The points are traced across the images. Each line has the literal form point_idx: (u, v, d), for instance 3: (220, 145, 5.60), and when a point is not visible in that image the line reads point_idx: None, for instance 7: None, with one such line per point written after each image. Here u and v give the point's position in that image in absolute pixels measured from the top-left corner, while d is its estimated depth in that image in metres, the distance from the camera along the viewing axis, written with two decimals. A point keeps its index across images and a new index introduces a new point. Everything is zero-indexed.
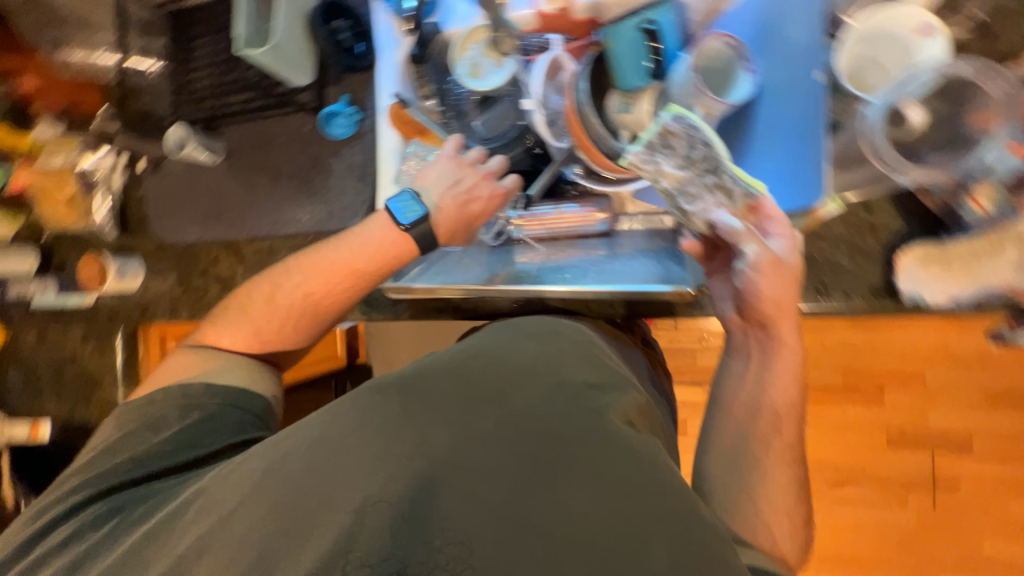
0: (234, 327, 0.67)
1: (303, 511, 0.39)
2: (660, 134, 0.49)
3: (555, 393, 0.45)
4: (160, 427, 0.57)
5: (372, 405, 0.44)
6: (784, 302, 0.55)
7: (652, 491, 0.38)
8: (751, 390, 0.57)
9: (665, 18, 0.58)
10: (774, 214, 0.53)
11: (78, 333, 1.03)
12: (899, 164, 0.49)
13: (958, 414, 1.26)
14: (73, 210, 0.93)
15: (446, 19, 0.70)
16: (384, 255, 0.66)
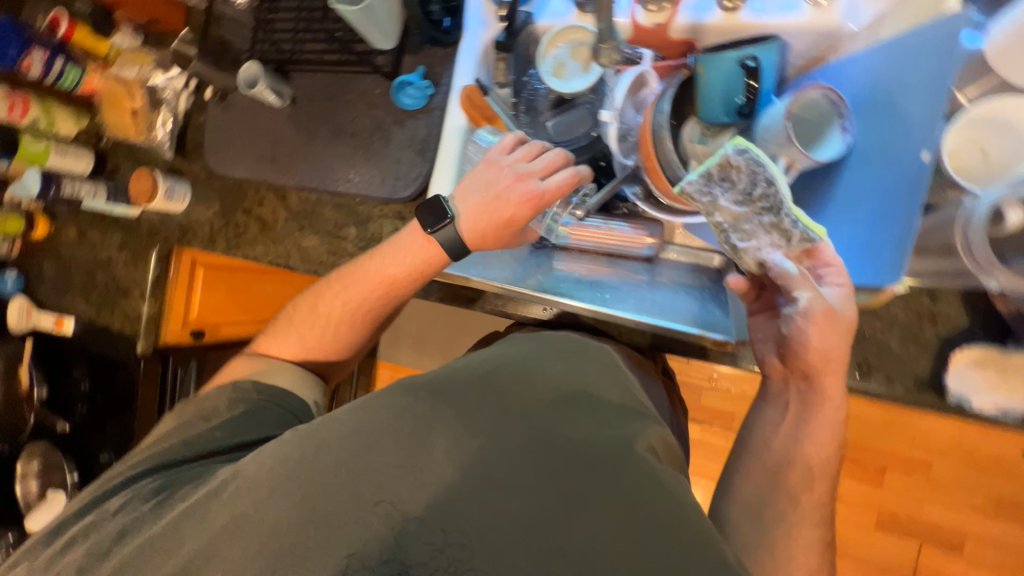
0: (285, 337, 0.71)
1: (337, 504, 0.43)
2: (721, 165, 0.49)
3: (580, 415, 0.49)
4: (204, 418, 0.59)
5: (405, 405, 0.49)
6: (832, 356, 0.52)
7: (669, 521, 0.41)
8: (785, 441, 0.57)
9: (767, 58, 0.58)
10: (834, 262, 0.51)
11: (116, 241, 1.05)
12: (988, 266, 0.48)
13: (955, 513, 1.23)
14: (134, 122, 0.94)
15: (540, 11, 0.70)
16: (412, 268, 0.68)
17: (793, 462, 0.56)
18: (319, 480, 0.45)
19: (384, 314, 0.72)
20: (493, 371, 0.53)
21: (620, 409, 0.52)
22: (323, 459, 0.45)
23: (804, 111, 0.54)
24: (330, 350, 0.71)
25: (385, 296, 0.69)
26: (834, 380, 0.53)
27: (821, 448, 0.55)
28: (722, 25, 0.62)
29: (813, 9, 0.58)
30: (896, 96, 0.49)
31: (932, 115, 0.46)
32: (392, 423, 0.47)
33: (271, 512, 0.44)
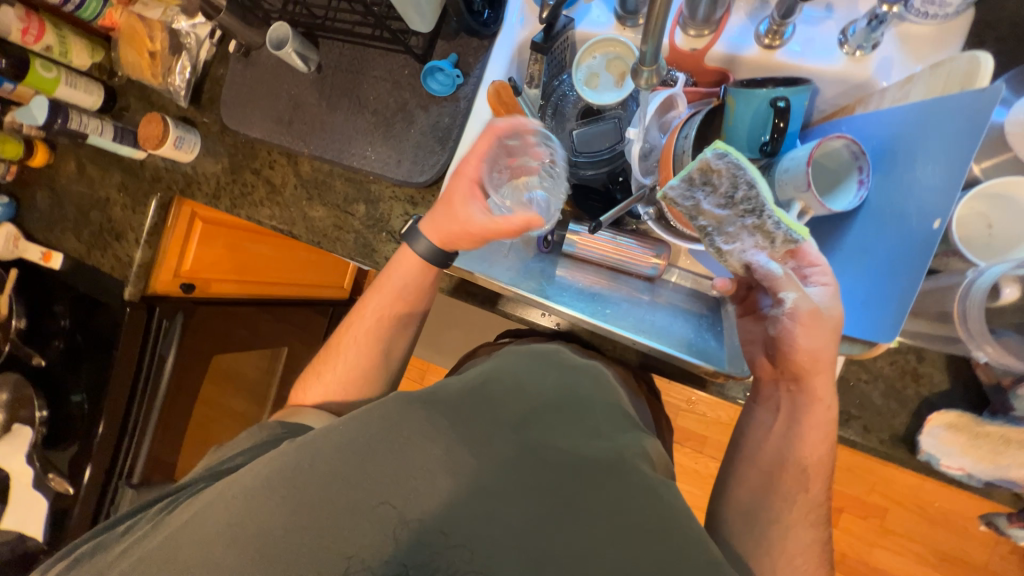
0: (313, 388, 0.74)
1: (333, 514, 0.45)
2: (701, 169, 0.51)
3: (570, 427, 0.54)
4: (227, 452, 0.61)
5: (403, 415, 0.51)
6: (820, 357, 0.54)
7: (655, 530, 0.44)
8: (774, 448, 0.60)
9: (796, 100, 0.58)
10: (818, 262, 0.53)
11: (116, 181, 1.04)
12: (978, 335, 0.49)
13: (901, 560, 1.28)
14: (151, 65, 0.92)
15: (580, 17, 0.69)
16: (411, 280, 0.73)
17: (786, 464, 0.59)
18: (318, 480, 0.46)
19: (400, 339, 0.77)
20: (486, 385, 0.57)
21: (608, 422, 0.56)
22: (325, 461, 0.47)
23: (825, 159, 0.56)
24: (352, 384, 0.74)
25: (393, 313, 0.75)
26: (822, 380, 0.55)
27: (814, 448, 0.57)
28: (758, 60, 0.62)
29: (849, 59, 0.59)
30: (914, 152, 0.50)
31: (947, 184, 0.46)
32: (395, 429, 0.49)
33: (268, 510, 0.45)
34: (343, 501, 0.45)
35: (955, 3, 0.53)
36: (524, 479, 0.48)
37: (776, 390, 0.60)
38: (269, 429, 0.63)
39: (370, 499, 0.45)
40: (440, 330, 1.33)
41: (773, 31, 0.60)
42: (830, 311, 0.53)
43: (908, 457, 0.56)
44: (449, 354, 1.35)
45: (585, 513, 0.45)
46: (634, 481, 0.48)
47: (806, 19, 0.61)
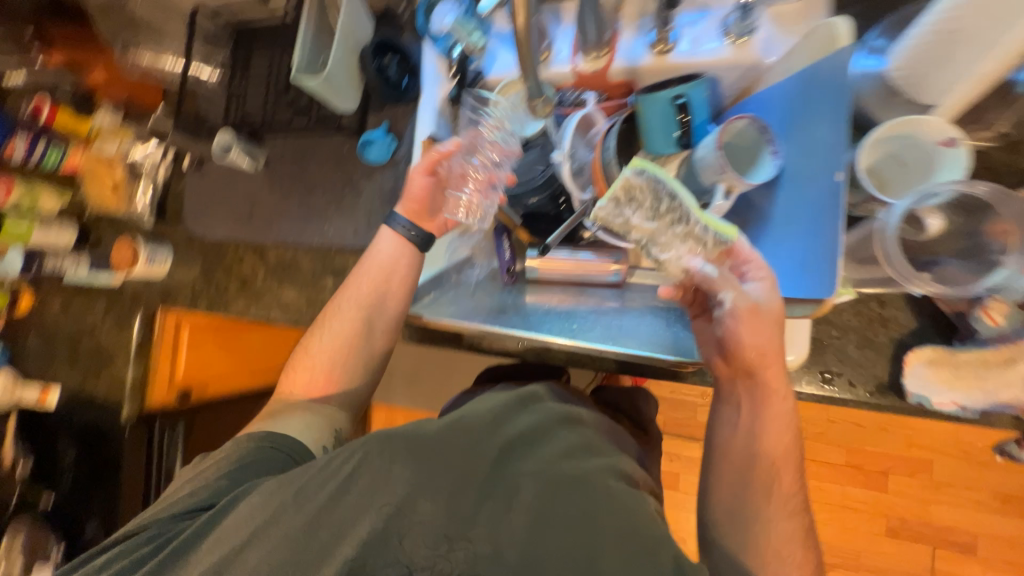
0: (307, 376, 0.75)
1: (313, 545, 0.45)
2: (625, 188, 0.54)
3: (539, 454, 0.49)
4: (204, 467, 0.64)
5: (378, 453, 0.48)
6: (767, 349, 0.55)
7: (613, 532, 0.43)
8: (745, 440, 0.59)
9: (696, 93, 0.61)
10: (753, 257, 0.55)
11: (101, 308, 1.05)
12: (911, 275, 0.46)
13: (962, 512, 1.22)
14: (116, 196, 0.97)
15: (489, 64, 0.70)
16: (394, 270, 0.75)
17: (755, 457, 0.58)
18: (305, 517, 0.46)
19: (387, 322, 0.76)
20: (461, 418, 0.52)
21: (583, 448, 0.50)
22: (315, 488, 0.48)
23: (736, 139, 0.58)
24: (340, 378, 0.76)
25: (373, 306, 0.75)
26: (773, 371, 0.56)
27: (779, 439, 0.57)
28: (654, 67, 0.65)
29: (734, 47, 0.61)
30: (808, 118, 0.55)
31: (834, 140, 0.52)
32: (373, 464, 0.47)
33: (266, 547, 0.46)
34: (329, 527, 0.45)
35: None
36: (494, 492, 0.46)
37: (734, 386, 0.60)
38: (248, 453, 0.64)
39: (356, 509, 0.46)
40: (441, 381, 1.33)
41: (660, 39, 0.63)
42: (769, 304, 0.54)
43: (904, 403, 0.55)
44: None
45: (560, 526, 0.43)
46: (606, 503, 0.45)
47: (689, 22, 0.64)
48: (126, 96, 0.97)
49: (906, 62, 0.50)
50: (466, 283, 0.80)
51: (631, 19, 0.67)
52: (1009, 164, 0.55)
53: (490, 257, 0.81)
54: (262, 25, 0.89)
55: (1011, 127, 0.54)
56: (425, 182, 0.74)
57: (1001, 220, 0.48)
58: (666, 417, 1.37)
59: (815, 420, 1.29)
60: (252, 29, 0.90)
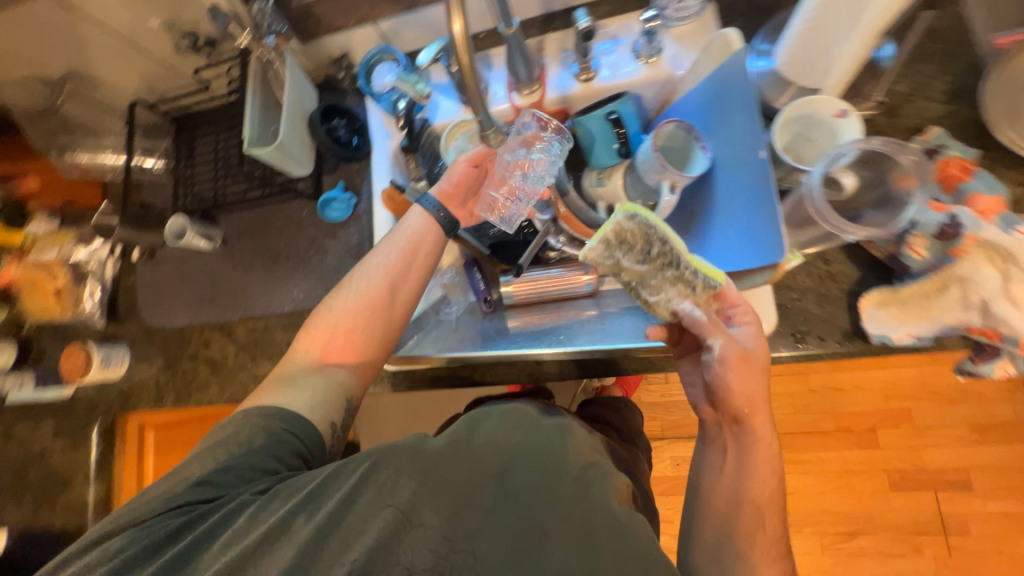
0: (322, 337, 0.64)
1: (317, 556, 0.43)
2: (616, 230, 0.57)
3: (542, 468, 0.45)
4: (211, 443, 0.54)
5: (382, 464, 0.46)
6: (754, 396, 0.55)
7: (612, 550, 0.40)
8: (729, 482, 0.57)
9: (625, 108, 0.68)
10: (740, 304, 0.58)
11: (49, 427, 0.97)
12: (842, 224, 0.51)
13: (950, 451, 1.28)
14: (59, 302, 0.92)
15: (434, 113, 0.77)
16: (421, 243, 0.68)
17: (740, 499, 0.56)
18: (312, 527, 0.44)
19: (411, 292, 0.67)
20: (470, 431, 0.49)
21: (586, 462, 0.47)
22: (329, 488, 0.46)
23: (669, 142, 0.67)
24: (365, 351, 0.64)
25: (399, 270, 0.67)
26: (760, 419, 0.55)
27: (763, 485, 0.55)
28: (583, 92, 0.73)
29: (647, 66, 0.70)
30: (727, 113, 0.61)
31: (751, 126, 0.57)
32: (379, 478, 0.45)
33: (273, 558, 0.44)
34: (339, 535, 0.43)
35: (693, 3, 0.67)
36: (500, 502, 0.43)
37: (722, 431, 0.60)
38: (255, 436, 0.54)
39: (365, 514, 0.44)
40: None
41: (584, 69, 0.71)
42: (754, 350, 0.56)
43: (869, 345, 0.60)
44: None
45: (563, 547, 0.41)
46: (605, 523, 0.42)
47: (604, 50, 0.73)
48: (63, 202, 0.94)
49: (790, 56, 0.60)
50: (445, 322, 0.79)
51: (554, 56, 0.75)
52: (897, 124, 0.63)
53: (467, 292, 0.82)
54: (201, 107, 0.90)
55: (887, 96, 0.64)
56: (468, 171, 0.71)
57: (904, 171, 0.54)
58: (664, 422, 1.39)
59: (798, 392, 1.36)
60: (191, 113, 0.90)
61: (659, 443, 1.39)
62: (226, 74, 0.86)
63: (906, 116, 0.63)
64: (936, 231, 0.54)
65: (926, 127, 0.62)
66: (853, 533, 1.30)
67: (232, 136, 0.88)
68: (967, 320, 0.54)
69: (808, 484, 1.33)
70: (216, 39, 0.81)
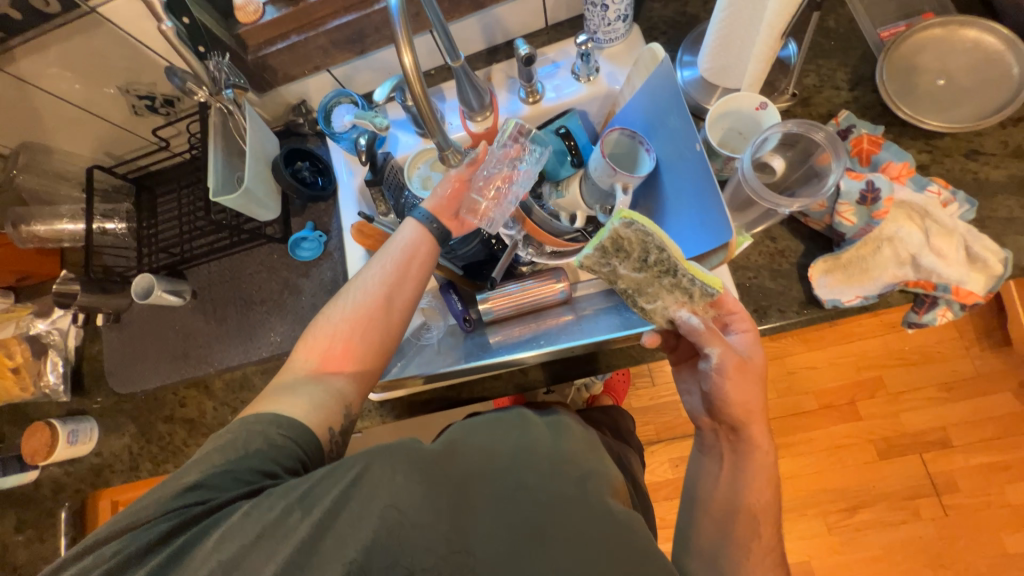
0: (318, 342, 0.60)
1: (310, 550, 0.42)
2: (613, 238, 0.55)
3: (535, 467, 0.46)
4: (208, 447, 0.51)
5: (381, 461, 0.44)
6: (751, 407, 0.58)
7: (608, 543, 0.42)
8: (725, 491, 0.60)
9: (573, 123, 0.76)
10: (737, 310, 0.60)
11: (11, 519, 0.89)
12: (777, 199, 0.57)
13: (926, 411, 1.35)
14: (20, 380, 0.87)
15: (395, 147, 0.82)
16: (416, 250, 0.65)
17: (736, 506, 0.58)
18: (307, 524, 0.42)
19: (407, 301, 0.64)
20: (461, 434, 0.48)
21: (576, 459, 0.48)
22: (324, 484, 0.44)
23: (616, 148, 0.73)
24: (362, 361, 0.61)
25: (394, 279, 0.63)
26: (757, 429, 0.59)
27: (757, 493, 0.58)
28: (533, 113, 0.79)
29: (587, 84, 0.77)
30: (664, 116, 0.66)
31: (684, 124, 0.62)
32: (376, 476, 0.44)
33: (264, 553, 0.42)
34: (336, 529, 0.42)
35: (620, 27, 0.74)
36: (496, 500, 0.44)
37: (717, 439, 0.63)
38: (251, 442, 0.50)
39: (361, 512, 0.43)
40: None
41: (531, 92, 0.77)
42: (750, 358, 0.59)
43: (823, 310, 0.64)
44: None
45: (561, 542, 0.42)
46: (599, 518, 0.43)
47: (546, 74, 0.79)
48: (15, 278, 0.92)
49: (711, 61, 0.67)
50: (427, 346, 0.78)
51: (501, 84, 0.81)
52: (812, 112, 0.71)
53: (445, 316, 0.83)
54: (163, 167, 0.92)
55: (799, 89, 0.71)
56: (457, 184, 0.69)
57: (823, 148, 0.59)
58: (658, 424, 1.40)
59: (778, 376, 1.40)
60: (152, 173, 0.92)
61: (656, 446, 1.39)
62: (185, 131, 0.89)
63: (819, 105, 0.71)
64: (857, 198, 0.61)
65: (837, 112, 0.70)
66: (854, 507, 1.32)
67: (195, 190, 0.89)
68: (901, 275, 0.61)
69: (804, 465, 1.36)
70: (173, 98, 0.84)
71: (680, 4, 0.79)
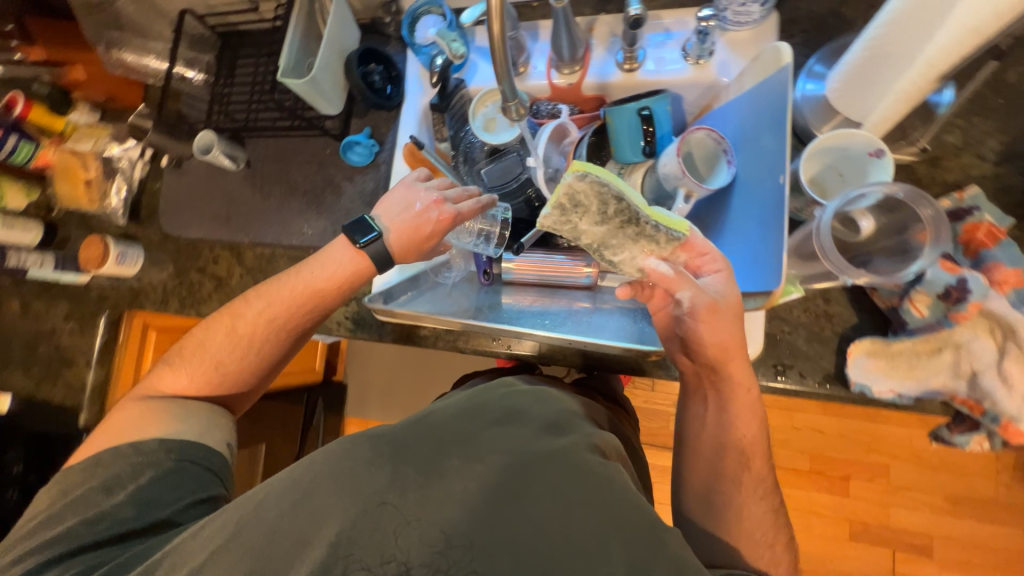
0: (191, 367, 0.66)
1: (281, 551, 0.42)
2: (568, 193, 0.51)
3: (515, 436, 0.48)
4: (100, 485, 0.56)
5: (347, 451, 0.46)
6: (729, 345, 0.55)
7: (581, 499, 0.42)
8: (715, 428, 0.60)
9: (659, 107, 0.67)
10: (706, 251, 0.56)
11: (63, 309, 1.03)
12: (845, 266, 0.50)
13: (921, 515, 1.27)
14: (88, 193, 0.94)
15: (471, 75, 0.77)
16: (325, 284, 0.66)
17: (726, 443, 0.59)
18: (267, 525, 0.44)
19: (296, 332, 0.68)
20: (426, 416, 0.52)
21: (555, 426, 0.51)
22: (274, 487, 0.46)
23: (696, 148, 0.65)
24: (244, 386, 0.68)
25: (292, 311, 0.67)
26: (737, 365, 0.56)
27: (746, 428, 0.58)
28: (624, 83, 0.71)
29: (694, 67, 0.68)
30: (757, 133, 0.59)
31: (778, 149, 0.54)
32: (334, 465, 0.46)
33: (232, 561, 0.43)
34: (294, 530, 0.43)
35: (756, 11, 0.64)
36: (464, 469, 0.45)
37: (700, 380, 0.62)
38: (143, 472, 0.57)
39: (322, 515, 0.42)
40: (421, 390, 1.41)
41: (628, 58, 0.69)
42: (726, 298, 0.54)
43: (848, 391, 0.59)
44: None
45: (537, 503, 0.42)
46: (579, 474, 0.44)
47: (652, 43, 0.71)
48: (104, 97, 0.98)
49: (841, 83, 0.58)
50: (441, 286, 0.79)
51: (602, 39, 0.73)
52: (936, 176, 0.60)
53: (468, 261, 0.82)
54: (249, 28, 0.91)
55: (932, 145, 0.61)
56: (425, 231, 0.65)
57: (923, 227, 0.51)
58: (642, 428, 1.39)
59: (780, 427, 1.35)
60: (237, 32, 0.92)
61: None
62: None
63: (947, 169, 0.60)
64: (941, 292, 0.54)
65: (965, 185, 0.59)
66: None
67: (272, 61, 0.89)
68: (952, 387, 0.54)
69: None
70: None
71: (835, 2, 0.67)
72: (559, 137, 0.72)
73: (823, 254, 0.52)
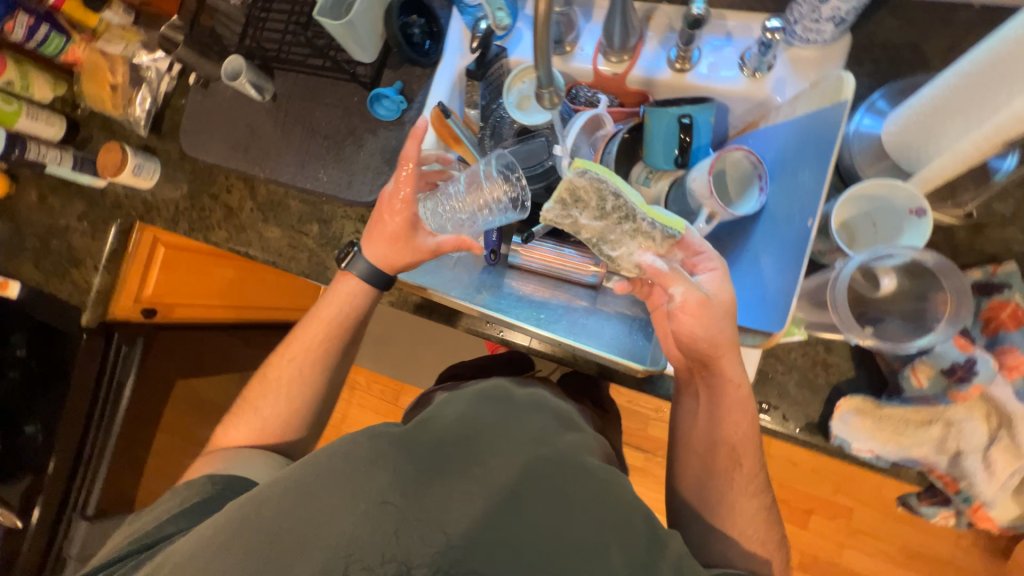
0: (242, 423, 0.69)
1: (281, 554, 0.40)
2: (569, 189, 0.53)
3: (514, 445, 0.49)
4: (151, 513, 0.57)
5: (351, 447, 0.46)
6: (719, 341, 0.55)
7: (580, 501, 0.44)
8: (704, 426, 0.60)
9: (700, 116, 0.63)
10: (703, 250, 0.55)
11: (78, 210, 1.04)
12: (850, 323, 0.50)
13: (873, 561, 1.29)
14: (112, 97, 0.94)
15: (513, 45, 0.73)
16: (342, 314, 0.72)
17: (715, 442, 0.59)
18: (267, 526, 0.42)
19: (318, 365, 0.72)
20: (427, 419, 0.52)
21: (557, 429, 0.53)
22: (273, 489, 0.44)
23: (731, 168, 0.63)
24: (285, 428, 0.70)
25: (311, 342, 0.71)
26: (727, 361, 0.56)
27: (736, 425, 0.58)
28: (672, 83, 0.67)
29: (749, 80, 0.64)
30: (795, 165, 0.56)
31: (815, 189, 0.51)
32: (336, 466, 0.44)
33: (227, 563, 0.40)
34: (294, 530, 0.41)
35: (829, 30, 0.59)
36: (465, 473, 0.44)
37: (693, 378, 0.62)
38: (189, 497, 0.57)
39: (324, 518, 0.41)
40: (411, 350, 1.43)
41: (681, 57, 0.65)
42: (719, 296, 0.54)
43: (828, 443, 0.58)
44: (423, 373, 1.44)
45: (538, 500, 0.43)
46: (580, 473, 0.46)
47: (709, 46, 0.66)
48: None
49: (899, 127, 0.54)
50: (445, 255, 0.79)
51: (658, 31, 0.68)
52: (973, 243, 0.57)
53: None
54: None
55: (980, 211, 0.57)
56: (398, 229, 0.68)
57: (944, 294, 0.51)
58: None
59: None
60: None
61: None
62: None
63: (987, 237, 0.57)
64: (946, 366, 0.54)
65: (1003, 259, 0.56)
66: None
67: None
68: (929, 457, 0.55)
69: None
70: None
71: (915, 34, 0.62)
72: (591, 128, 0.69)
73: (832, 306, 0.51)
